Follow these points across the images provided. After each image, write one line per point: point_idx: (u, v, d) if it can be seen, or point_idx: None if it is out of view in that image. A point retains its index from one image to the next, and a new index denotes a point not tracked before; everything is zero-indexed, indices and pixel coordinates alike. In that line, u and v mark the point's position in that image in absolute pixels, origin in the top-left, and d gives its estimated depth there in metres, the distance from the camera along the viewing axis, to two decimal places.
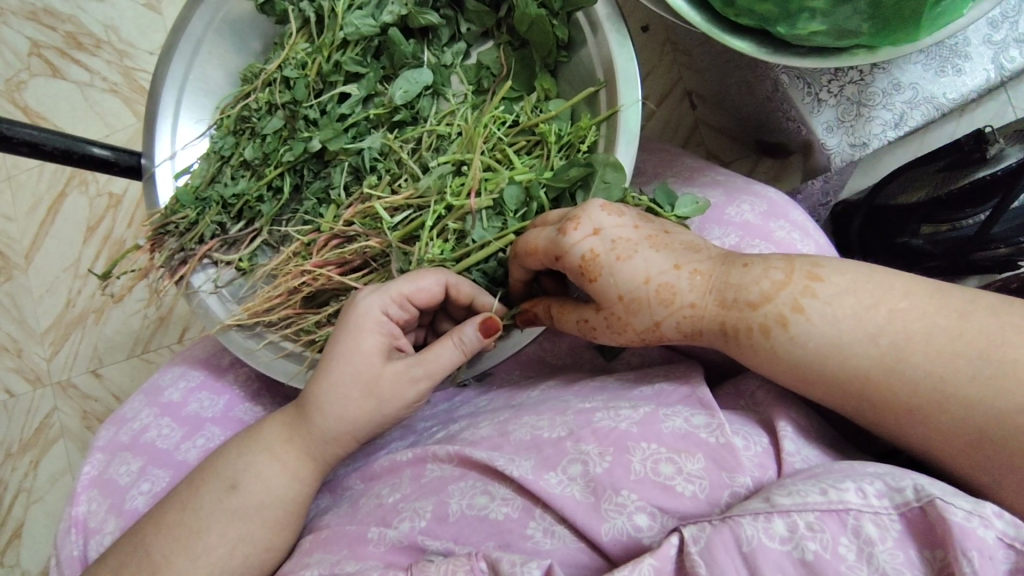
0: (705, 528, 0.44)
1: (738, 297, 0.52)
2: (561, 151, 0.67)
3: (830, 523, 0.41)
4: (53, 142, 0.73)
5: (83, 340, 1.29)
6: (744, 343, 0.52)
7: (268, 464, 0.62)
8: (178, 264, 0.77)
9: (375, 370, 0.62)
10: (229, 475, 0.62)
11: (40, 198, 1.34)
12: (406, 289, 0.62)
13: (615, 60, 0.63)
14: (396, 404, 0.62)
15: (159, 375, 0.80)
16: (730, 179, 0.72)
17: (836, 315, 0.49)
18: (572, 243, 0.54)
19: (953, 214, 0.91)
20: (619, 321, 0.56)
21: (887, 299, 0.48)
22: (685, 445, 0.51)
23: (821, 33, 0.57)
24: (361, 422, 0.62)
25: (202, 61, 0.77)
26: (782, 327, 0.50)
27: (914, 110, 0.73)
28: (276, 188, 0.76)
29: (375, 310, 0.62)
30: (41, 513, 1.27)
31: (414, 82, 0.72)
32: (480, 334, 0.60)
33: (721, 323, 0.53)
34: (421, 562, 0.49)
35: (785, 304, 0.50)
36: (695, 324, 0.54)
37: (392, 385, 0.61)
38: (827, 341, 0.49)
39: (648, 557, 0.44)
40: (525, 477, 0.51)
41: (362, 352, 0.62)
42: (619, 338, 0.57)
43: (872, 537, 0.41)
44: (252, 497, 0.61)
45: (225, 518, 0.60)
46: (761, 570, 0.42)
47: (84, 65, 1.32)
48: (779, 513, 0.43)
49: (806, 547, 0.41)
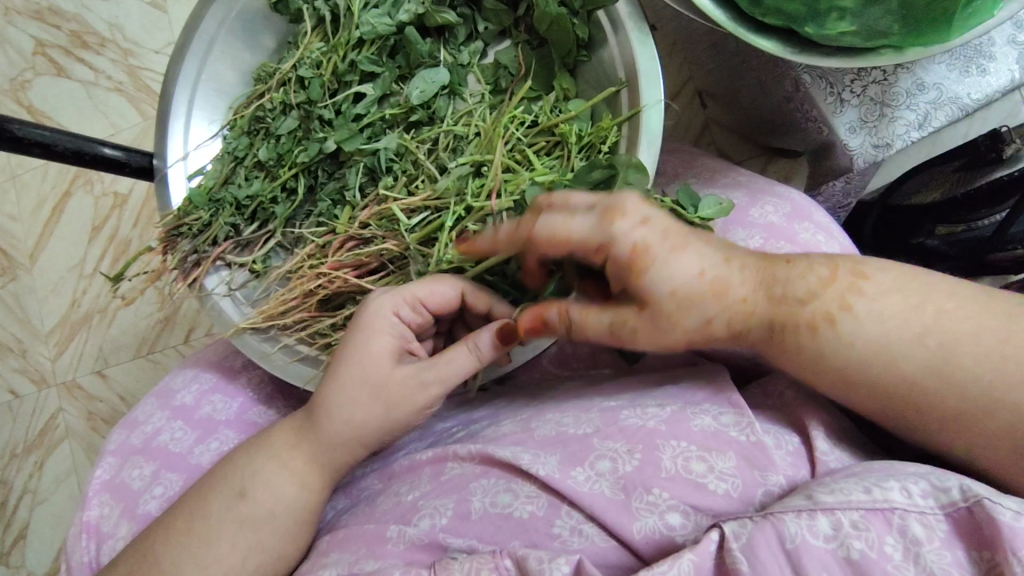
0: (747, 524, 0.43)
1: (786, 293, 0.51)
2: (582, 151, 0.66)
3: (875, 522, 0.41)
4: (64, 143, 0.72)
5: (89, 340, 1.29)
6: (790, 343, 0.51)
7: (277, 472, 0.61)
8: (191, 266, 0.76)
9: (385, 373, 0.60)
10: (246, 475, 0.61)
11: (45, 198, 1.33)
12: (421, 291, 0.61)
13: (637, 60, 0.62)
14: (408, 410, 0.61)
15: (171, 377, 0.80)
16: (752, 179, 0.71)
17: (884, 314, 0.48)
18: (625, 233, 0.52)
19: (968, 214, 0.91)
20: (667, 320, 0.52)
21: (933, 299, 0.48)
22: (716, 443, 0.50)
23: (850, 34, 0.56)
24: (376, 426, 0.61)
25: (214, 61, 0.76)
26: (830, 324, 0.49)
27: (939, 111, 0.72)
28: (290, 190, 0.75)
29: (386, 310, 0.61)
30: (47, 514, 1.26)
31: (430, 82, 0.71)
32: (496, 339, 0.59)
33: (770, 320, 0.51)
34: (444, 561, 0.48)
35: (834, 301, 0.49)
36: (744, 321, 0.52)
37: (402, 389, 0.60)
38: (874, 343, 0.48)
39: (686, 552, 0.43)
40: (551, 475, 0.50)
41: (374, 354, 0.61)
42: (659, 341, 0.54)
43: (918, 537, 0.40)
44: (264, 505, 0.60)
45: (245, 516, 0.60)
46: (805, 569, 0.41)
47: (88, 64, 1.31)
48: (822, 510, 0.42)
49: (850, 545, 0.40)
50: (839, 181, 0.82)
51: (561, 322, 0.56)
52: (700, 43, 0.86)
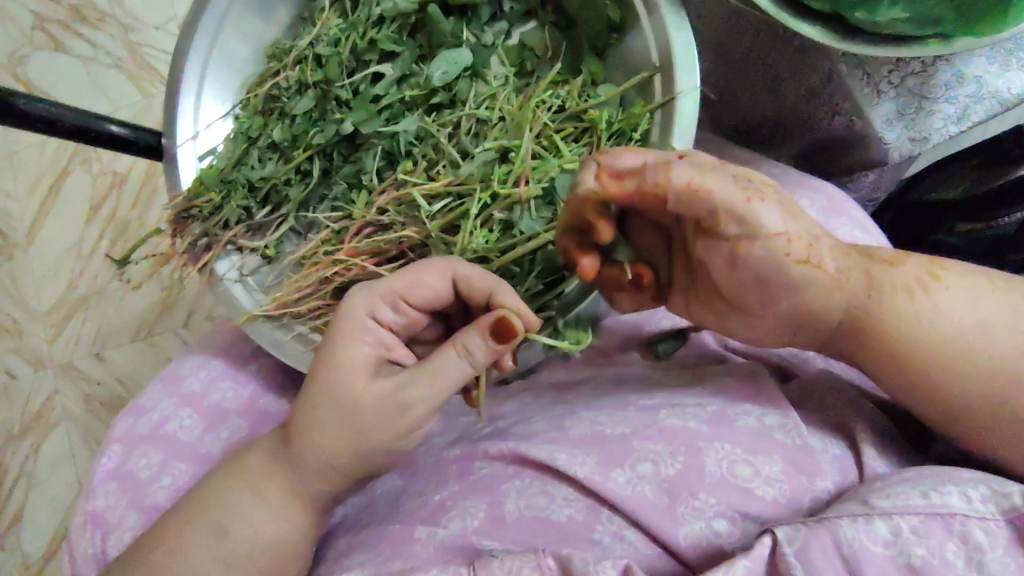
0: (799, 529, 0.43)
1: (871, 253, 0.50)
2: (612, 138, 0.64)
3: (935, 528, 0.42)
4: (70, 119, 0.69)
5: (86, 322, 1.26)
6: (888, 304, 0.48)
7: (252, 504, 0.56)
8: (202, 251, 0.74)
9: (357, 392, 0.52)
10: (227, 511, 0.56)
11: (41, 175, 1.30)
12: (399, 286, 0.55)
13: (672, 45, 0.59)
14: (383, 435, 0.52)
15: (177, 363, 0.77)
16: (785, 172, 0.69)
17: (974, 294, 0.48)
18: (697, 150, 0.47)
19: (989, 213, 0.86)
20: (788, 204, 0.45)
21: (1015, 287, 0.49)
22: (762, 446, 0.49)
23: (902, 21, 0.53)
24: (349, 457, 0.53)
25: (226, 35, 0.73)
26: (924, 291, 0.48)
27: (977, 105, 0.69)
28: (304, 172, 0.73)
29: (359, 315, 0.54)
30: (42, 498, 1.24)
31: (453, 63, 0.68)
32: (490, 341, 0.48)
33: (867, 269, 0.49)
34: (483, 560, 0.46)
35: (922, 269, 0.49)
36: (847, 263, 0.48)
37: (375, 412, 0.51)
38: (971, 318, 0.48)
39: (741, 558, 0.43)
40: (591, 478, 0.49)
41: (345, 367, 0.53)
42: (787, 220, 0.44)
43: (980, 544, 0.41)
44: (243, 546, 0.55)
45: (229, 552, 0.55)
46: (863, 571, 0.42)
47: (87, 39, 1.27)
48: (879, 515, 0.43)
49: (911, 553, 0.42)
50: (872, 173, 0.80)
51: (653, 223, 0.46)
52: (704, 45, 0.80)
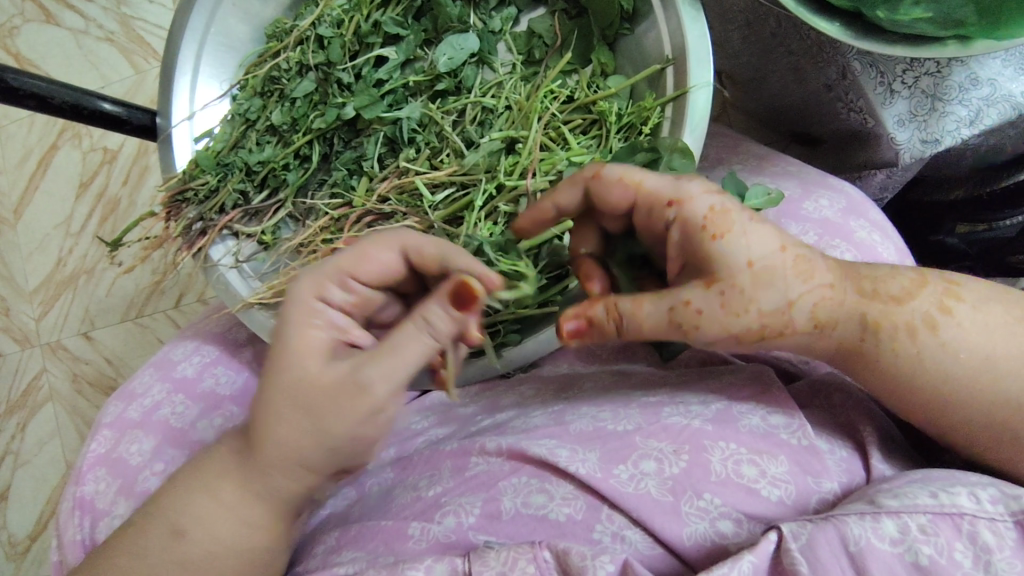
0: (805, 525, 0.43)
1: (878, 290, 0.48)
2: (620, 131, 0.62)
3: (943, 526, 0.41)
4: (62, 96, 0.66)
5: (74, 302, 1.23)
6: (880, 348, 0.48)
7: (210, 507, 0.52)
8: (196, 235, 0.71)
9: (309, 377, 0.47)
10: (177, 507, 0.52)
11: (31, 151, 1.27)
12: (346, 262, 0.51)
13: (686, 36, 0.57)
14: (345, 419, 0.46)
15: (170, 348, 0.76)
16: (803, 170, 0.68)
17: (987, 323, 0.47)
18: (699, 192, 0.48)
19: (987, 215, 0.83)
20: (741, 298, 0.47)
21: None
22: (766, 446, 0.49)
23: (925, 20, 0.52)
24: (302, 445, 0.48)
25: (224, 14, 0.71)
26: (930, 330, 0.47)
27: (992, 108, 0.67)
28: (303, 157, 0.71)
29: (307, 295, 0.50)
30: (27, 477, 1.22)
31: (459, 49, 0.66)
32: (451, 309, 0.45)
33: (862, 315, 0.48)
34: (479, 551, 0.46)
35: (931, 304, 0.48)
36: (833, 311, 0.48)
37: (333, 395, 0.46)
38: (979, 355, 0.47)
39: (747, 553, 0.42)
40: (592, 476, 0.48)
41: (295, 353, 0.48)
42: (729, 327, 0.48)
43: (988, 545, 0.41)
44: (201, 547, 0.52)
45: (193, 554, 0.52)
46: (869, 571, 0.41)
47: (79, 12, 1.24)
48: (887, 514, 0.42)
49: (919, 551, 0.41)
50: (879, 173, 0.78)
51: (608, 319, 0.49)
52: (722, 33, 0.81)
